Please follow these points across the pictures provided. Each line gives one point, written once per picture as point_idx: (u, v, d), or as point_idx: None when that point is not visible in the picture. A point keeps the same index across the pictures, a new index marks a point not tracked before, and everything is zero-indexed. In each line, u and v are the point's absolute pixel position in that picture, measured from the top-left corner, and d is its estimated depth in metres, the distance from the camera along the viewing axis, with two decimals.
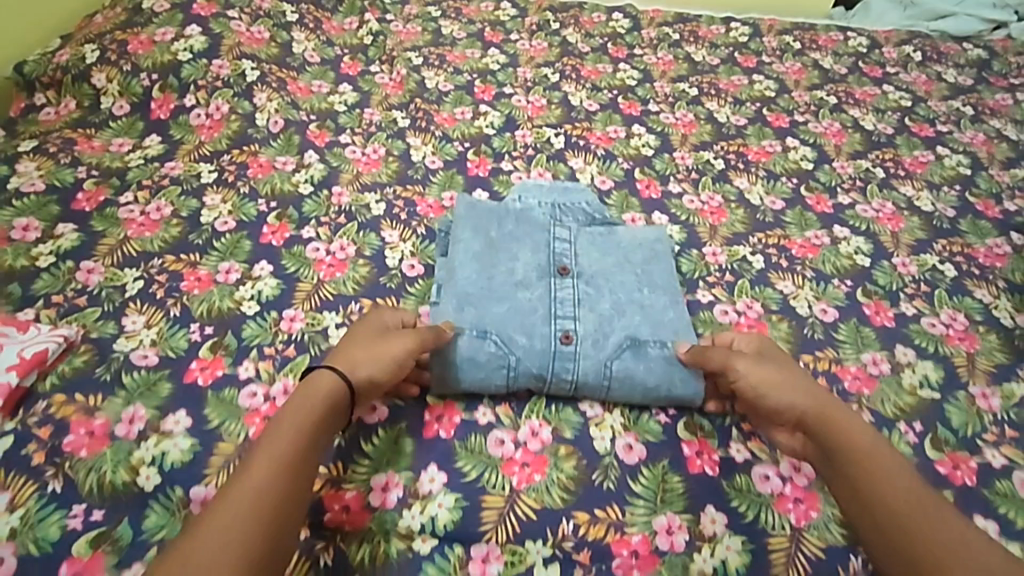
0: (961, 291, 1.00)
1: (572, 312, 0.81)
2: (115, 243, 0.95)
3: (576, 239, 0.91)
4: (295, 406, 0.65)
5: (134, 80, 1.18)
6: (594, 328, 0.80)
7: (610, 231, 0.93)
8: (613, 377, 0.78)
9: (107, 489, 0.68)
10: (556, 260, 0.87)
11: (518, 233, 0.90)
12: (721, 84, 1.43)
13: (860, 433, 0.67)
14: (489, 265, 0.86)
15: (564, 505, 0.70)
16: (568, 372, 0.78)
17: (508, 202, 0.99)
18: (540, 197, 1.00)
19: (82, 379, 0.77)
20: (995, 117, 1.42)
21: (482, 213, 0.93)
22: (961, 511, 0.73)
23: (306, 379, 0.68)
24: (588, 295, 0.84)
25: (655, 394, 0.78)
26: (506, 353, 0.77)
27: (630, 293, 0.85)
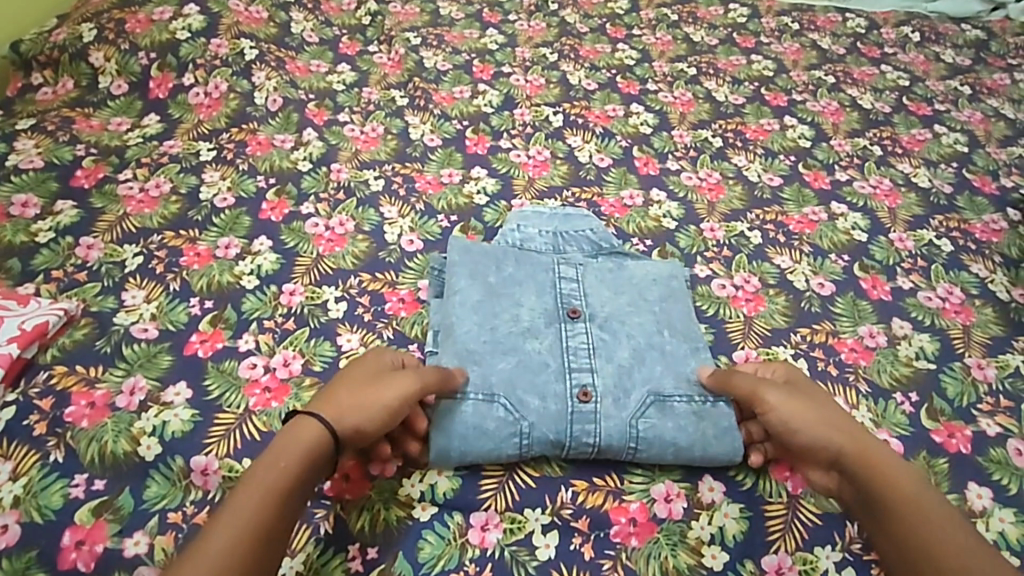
0: (958, 266, 1.01)
1: (589, 365, 0.75)
2: (115, 219, 0.95)
3: (584, 278, 0.83)
4: (278, 449, 0.62)
5: (131, 59, 1.18)
6: (613, 384, 0.74)
7: (620, 265, 0.86)
8: (639, 439, 0.71)
9: (109, 459, 0.69)
10: (564, 301, 0.81)
11: (522, 273, 0.83)
12: (720, 64, 1.43)
13: (905, 478, 0.65)
14: (491, 312, 0.79)
15: (563, 475, 0.71)
16: (587, 436, 0.71)
17: (507, 232, 0.93)
18: (540, 224, 0.93)
19: (83, 352, 0.77)
20: (993, 97, 1.42)
21: (478, 250, 0.85)
22: (957, 478, 0.74)
23: (293, 423, 0.65)
24: (602, 342, 0.77)
25: (688, 454, 0.71)
26: (518, 419, 0.71)
27: (647, 337, 0.78)
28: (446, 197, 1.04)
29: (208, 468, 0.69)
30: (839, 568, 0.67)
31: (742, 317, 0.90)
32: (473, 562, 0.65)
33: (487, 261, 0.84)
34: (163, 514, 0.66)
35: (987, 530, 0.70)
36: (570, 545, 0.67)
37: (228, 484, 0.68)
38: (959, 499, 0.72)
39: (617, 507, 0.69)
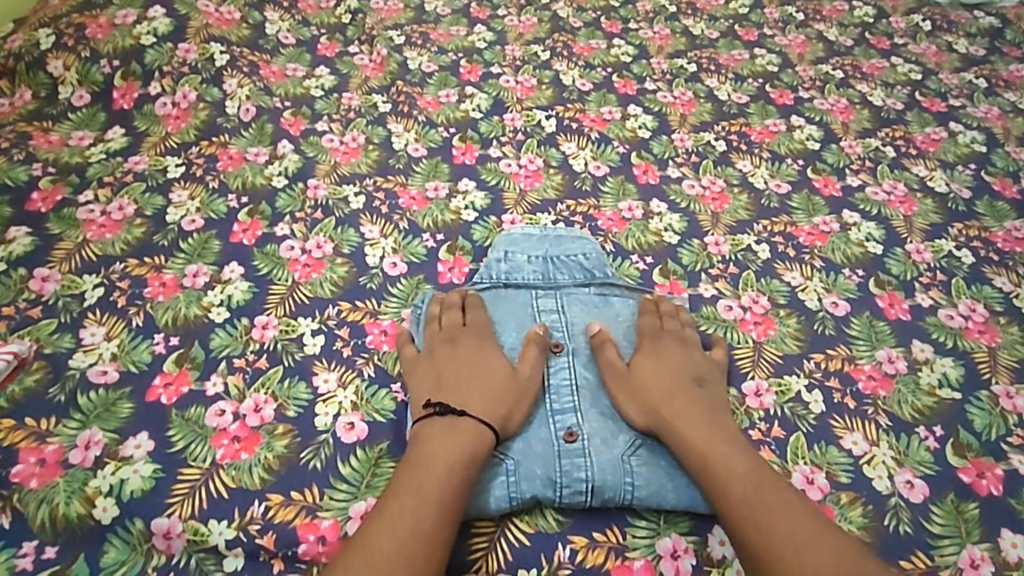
0: (980, 279, 0.94)
1: (573, 404, 0.72)
2: (73, 246, 0.88)
3: (567, 309, 0.80)
4: (447, 450, 0.63)
5: (93, 67, 1.10)
6: (600, 423, 0.70)
7: (605, 299, 0.82)
8: (635, 473, 0.67)
9: (60, 523, 0.63)
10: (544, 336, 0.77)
11: (500, 313, 0.80)
12: (721, 60, 1.35)
13: (699, 434, 0.66)
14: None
15: (559, 529, 0.65)
16: (580, 479, 0.66)
17: (493, 257, 0.86)
18: (530, 249, 0.87)
19: (34, 400, 0.71)
20: (1010, 90, 1.34)
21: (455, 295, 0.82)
22: (987, 524, 0.68)
23: (448, 429, 0.65)
24: (586, 380, 0.74)
25: (690, 493, 0.66)
26: (502, 458, 0.67)
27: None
28: (432, 214, 0.97)
29: (172, 531, 0.63)
30: None
31: (751, 342, 0.83)
32: None
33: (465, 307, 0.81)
34: None
35: None
36: None
37: (193, 549, 0.62)
38: (991, 549, 0.67)
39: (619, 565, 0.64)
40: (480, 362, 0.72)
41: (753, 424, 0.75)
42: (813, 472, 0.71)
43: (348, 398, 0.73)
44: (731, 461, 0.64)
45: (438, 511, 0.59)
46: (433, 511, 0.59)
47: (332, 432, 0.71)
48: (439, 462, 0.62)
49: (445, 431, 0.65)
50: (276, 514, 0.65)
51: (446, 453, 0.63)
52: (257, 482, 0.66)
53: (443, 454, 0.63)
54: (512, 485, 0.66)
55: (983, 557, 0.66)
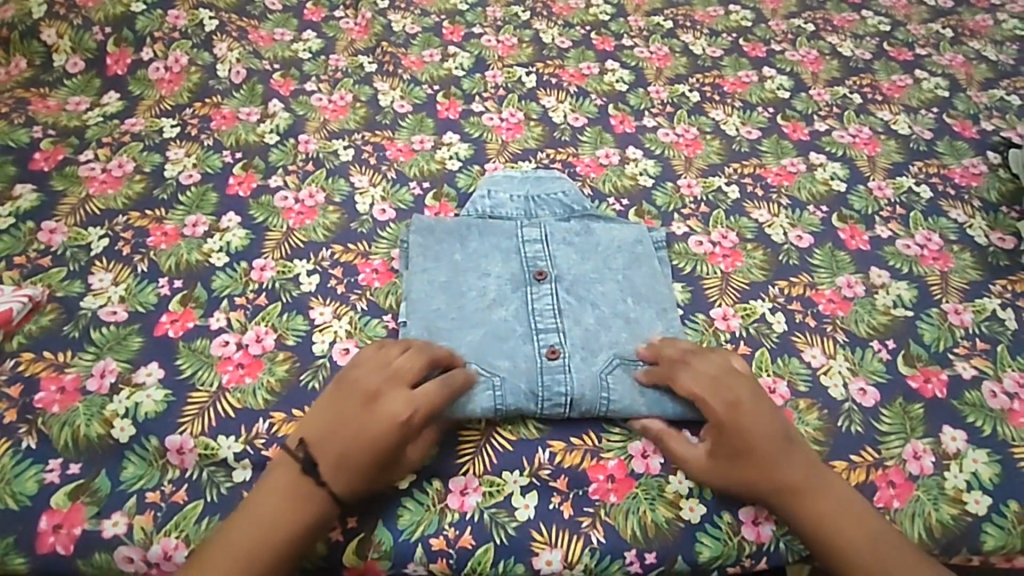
0: (937, 212, 1.00)
1: (555, 324, 0.76)
2: (77, 202, 0.92)
3: (550, 239, 0.84)
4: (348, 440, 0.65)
5: (86, 34, 1.14)
6: (581, 342, 0.75)
7: (586, 230, 0.86)
8: (613, 387, 0.72)
9: (82, 442, 0.68)
10: (529, 263, 0.82)
11: (486, 246, 0.83)
12: (697, 16, 1.39)
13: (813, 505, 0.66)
14: (452, 288, 0.79)
15: (541, 436, 0.71)
16: (561, 394, 0.72)
17: (477, 198, 0.92)
18: (512, 189, 0.92)
19: (50, 337, 0.76)
20: (975, 38, 1.39)
21: (441, 225, 0.85)
22: (931, 423, 0.75)
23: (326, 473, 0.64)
24: (566, 301, 0.78)
25: (660, 406, 0.72)
26: (488, 377, 0.72)
27: (613, 299, 0.79)
28: (418, 164, 1.02)
29: (184, 447, 0.69)
30: None
31: (719, 273, 0.89)
32: (452, 527, 0.66)
33: (450, 238, 0.84)
34: (141, 494, 0.66)
35: (959, 470, 0.72)
36: (550, 504, 0.68)
37: (205, 461, 0.68)
38: (932, 443, 0.74)
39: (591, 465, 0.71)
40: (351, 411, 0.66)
41: (720, 344, 0.81)
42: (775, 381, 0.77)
43: (343, 327, 0.79)
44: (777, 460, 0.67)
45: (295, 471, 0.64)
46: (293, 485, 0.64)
47: (328, 357, 0.76)
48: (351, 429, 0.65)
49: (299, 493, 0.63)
50: (280, 429, 0.71)
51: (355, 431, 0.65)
52: (261, 403, 0.72)
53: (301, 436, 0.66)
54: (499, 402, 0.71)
55: (924, 450, 0.73)
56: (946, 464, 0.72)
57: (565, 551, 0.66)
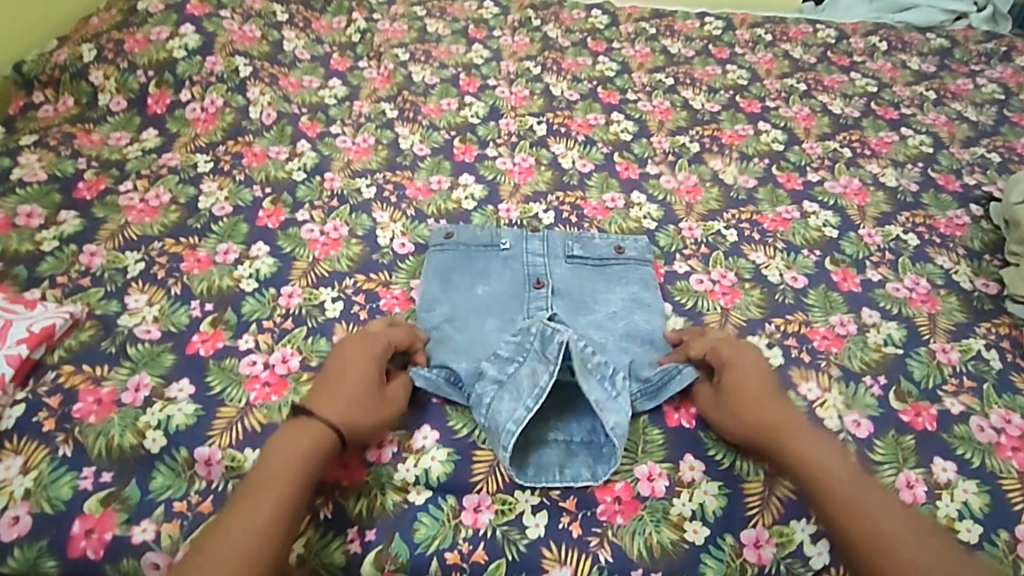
0: (924, 258, 1.06)
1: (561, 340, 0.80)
2: (116, 228, 0.98)
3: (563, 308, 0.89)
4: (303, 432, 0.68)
5: (130, 76, 1.22)
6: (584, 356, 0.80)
7: (600, 272, 0.95)
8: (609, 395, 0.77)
9: (116, 452, 0.72)
10: (531, 274, 0.93)
11: (504, 277, 0.93)
12: (696, 74, 1.50)
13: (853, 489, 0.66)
14: (466, 298, 0.90)
15: (557, 460, 0.74)
16: (552, 358, 0.76)
17: (501, 263, 0.95)
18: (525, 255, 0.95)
19: (88, 352, 0.80)
20: (956, 101, 1.50)
21: (468, 242, 0.97)
22: (923, 455, 0.78)
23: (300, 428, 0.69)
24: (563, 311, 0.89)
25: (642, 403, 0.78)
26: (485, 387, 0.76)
27: (609, 308, 0.90)
28: (436, 203, 1.08)
29: (212, 459, 0.72)
30: (813, 540, 0.70)
31: (719, 309, 0.94)
32: (466, 542, 0.69)
33: (461, 264, 0.95)
34: (169, 503, 0.69)
35: (951, 500, 0.75)
36: (559, 524, 0.71)
37: (231, 474, 0.72)
38: (924, 473, 0.77)
39: (599, 476, 0.73)
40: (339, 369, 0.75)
41: None
42: None
43: None
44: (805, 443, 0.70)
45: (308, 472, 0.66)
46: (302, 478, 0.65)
47: None
48: (297, 446, 0.67)
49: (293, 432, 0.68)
50: None
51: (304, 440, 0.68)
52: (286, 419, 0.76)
53: (292, 432, 0.68)
54: (497, 390, 0.75)
55: (917, 479, 0.76)
56: (938, 494, 0.75)
57: (574, 568, 0.69)
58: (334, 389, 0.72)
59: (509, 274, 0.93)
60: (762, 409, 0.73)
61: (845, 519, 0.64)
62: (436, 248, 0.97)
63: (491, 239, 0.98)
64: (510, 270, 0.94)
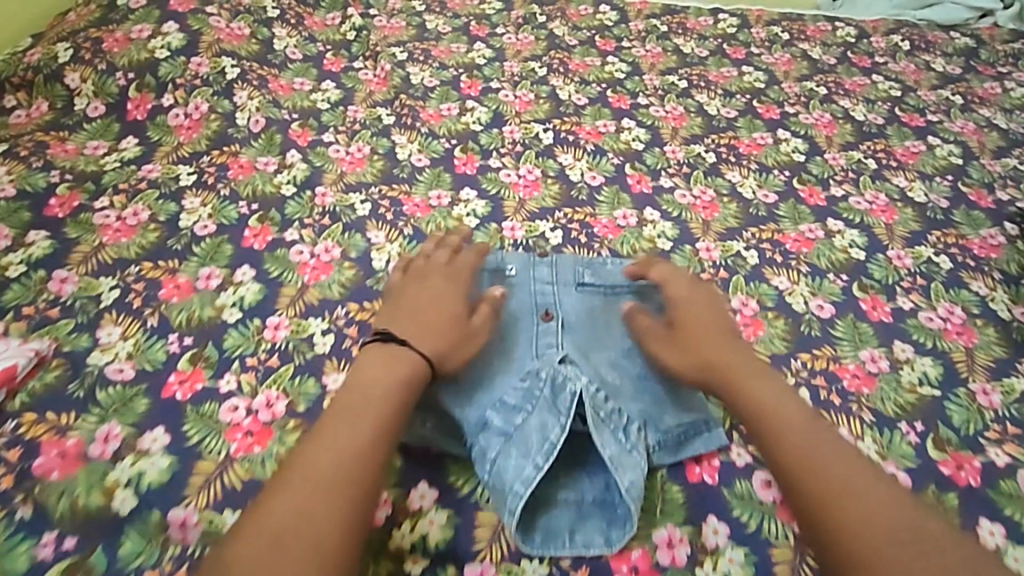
0: (958, 283, 0.99)
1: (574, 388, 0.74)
2: (90, 250, 0.91)
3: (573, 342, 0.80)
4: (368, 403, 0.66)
5: (109, 79, 1.14)
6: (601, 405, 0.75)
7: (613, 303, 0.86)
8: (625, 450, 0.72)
9: (81, 514, 0.65)
10: (539, 304, 0.84)
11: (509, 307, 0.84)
12: (711, 76, 1.42)
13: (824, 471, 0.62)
14: None
15: (567, 524, 0.68)
16: (564, 411, 0.71)
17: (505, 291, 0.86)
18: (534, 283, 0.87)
19: (54, 396, 0.73)
20: (985, 106, 1.42)
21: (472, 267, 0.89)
22: (967, 516, 0.72)
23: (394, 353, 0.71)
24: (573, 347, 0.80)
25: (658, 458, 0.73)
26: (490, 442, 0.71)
27: (624, 345, 0.82)
28: (435, 220, 1.01)
29: (188, 521, 0.65)
30: None
31: None
32: None
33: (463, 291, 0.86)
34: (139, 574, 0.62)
35: None
36: None
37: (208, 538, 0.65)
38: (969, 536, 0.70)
39: (613, 541, 0.67)
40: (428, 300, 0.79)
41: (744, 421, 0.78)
42: None
43: None
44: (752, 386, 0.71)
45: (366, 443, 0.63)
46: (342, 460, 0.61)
47: None
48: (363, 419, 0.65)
49: (385, 359, 0.70)
50: None
51: (385, 388, 0.68)
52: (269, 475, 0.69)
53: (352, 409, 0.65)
54: (504, 444, 0.70)
55: None
56: None
57: None
58: (426, 319, 0.76)
59: (515, 303, 0.85)
60: (712, 352, 0.76)
61: (819, 513, 0.60)
62: None
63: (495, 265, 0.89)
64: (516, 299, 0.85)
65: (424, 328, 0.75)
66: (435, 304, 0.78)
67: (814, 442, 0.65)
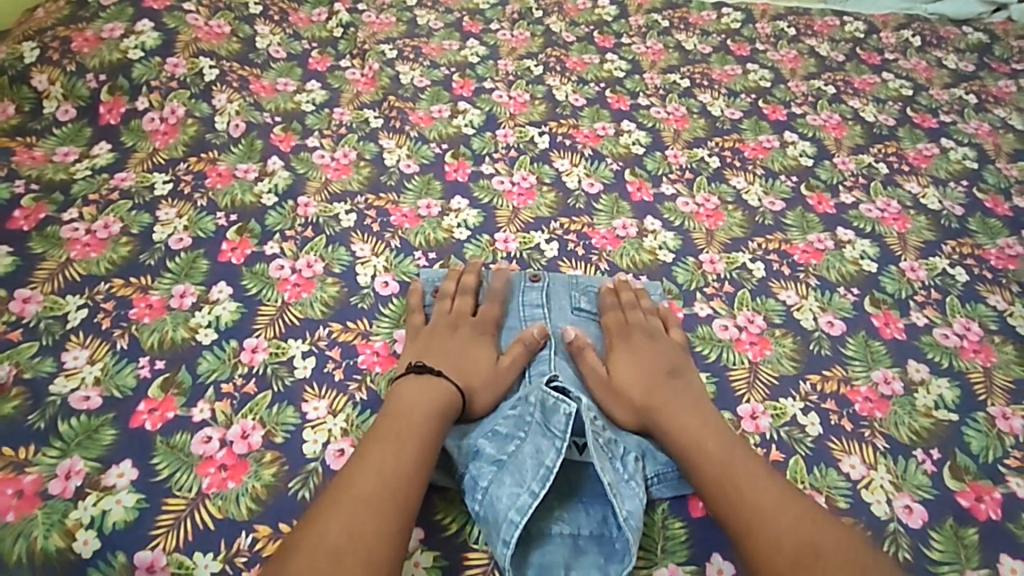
0: (974, 297, 0.94)
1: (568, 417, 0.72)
2: (56, 267, 0.86)
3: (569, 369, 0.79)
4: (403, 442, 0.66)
5: (79, 81, 1.08)
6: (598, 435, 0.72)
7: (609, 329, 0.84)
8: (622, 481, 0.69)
9: (38, 558, 0.60)
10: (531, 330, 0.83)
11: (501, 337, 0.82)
12: (714, 75, 1.36)
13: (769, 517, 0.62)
14: None
15: (563, 561, 0.65)
16: (559, 434, 0.68)
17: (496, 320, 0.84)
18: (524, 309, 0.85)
19: (13, 428, 0.69)
20: (999, 106, 1.36)
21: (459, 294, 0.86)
22: (987, 552, 0.67)
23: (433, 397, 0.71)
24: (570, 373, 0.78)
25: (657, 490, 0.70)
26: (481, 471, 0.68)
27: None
28: (424, 232, 0.96)
29: (155, 565, 0.61)
30: None
31: (747, 362, 0.83)
32: None
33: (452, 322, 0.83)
34: None
35: None
36: None
37: None
38: None
39: None
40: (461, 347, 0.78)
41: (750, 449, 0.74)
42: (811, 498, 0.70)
43: (338, 425, 0.72)
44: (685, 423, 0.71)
45: (404, 484, 0.62)
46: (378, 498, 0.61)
47: (320, 460, 0.69)
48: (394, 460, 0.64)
49: (423, 387, 0.71)
50: (264, 547, 0.63)
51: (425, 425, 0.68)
52: (243, 512, 0.65)
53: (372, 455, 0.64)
54: (496, 472, 0.67)
55: None
56: None
57: None
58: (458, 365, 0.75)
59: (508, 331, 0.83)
60: (645, 390, 0.74)
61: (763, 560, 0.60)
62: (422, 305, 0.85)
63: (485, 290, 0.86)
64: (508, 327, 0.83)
65: (464, 368, 0.75)
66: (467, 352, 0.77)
67: (750, 473, 0.66)
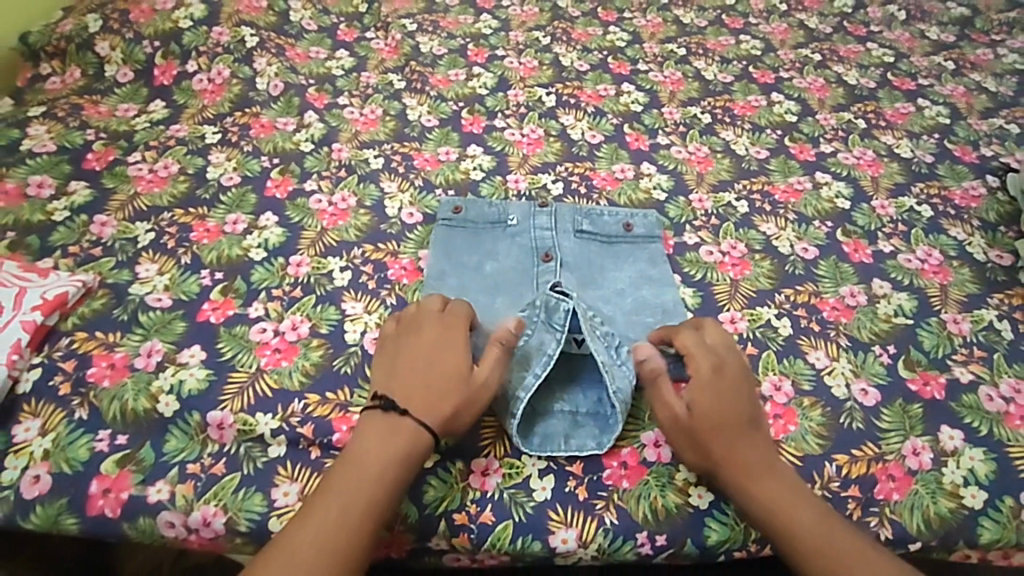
0: (937, 229, 1.05)
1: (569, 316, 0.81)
2: (126, 199, 0.99)
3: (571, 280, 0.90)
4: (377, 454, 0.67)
5: (136, 47, 1.21)
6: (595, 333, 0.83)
7: (608, 246, 0.95)
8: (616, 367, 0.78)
9: (130, 415, 0.73)
10: (539, 247, 0.93)
11: (512, 253, 0.93)
12: (709, 45, 1.47)
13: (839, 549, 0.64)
14: (476, 274, 0.90)
15: (562, 431, 0.74)
16: (559, 327, 0.77)
17: (508, 237, 0.95)
18: (534, 228, 0.95)
19: (101, 319, 0.81)
20: (976, 71, 1.46)
21: (476, 215, 0.97)
22: (930, 423, 0.78)
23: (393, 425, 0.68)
24: (571, 283, 0.90)
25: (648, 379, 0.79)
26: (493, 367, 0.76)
27: (616, 287, 0.90)
28: (444, 173, 1.08)
29: (224, 423, 0.73)
30: None
31: (729, 280, 0.94)
32: (474, 504, 0.71)
33: (469, 241, 0.95)
34: (182, 465, 0.71)
35: (957, 467, 0.75)
36: (565, 487, 0.72)
37: (243, 437, 0.73)
38: (931, 441, 0.77)
39: (604, 442, 0.74)
40: (429, 357, 0.73)
41: None
42: (780, 380, 0.81)
43: (373, 319, 0.84)
44: (768, 482, 0.68)
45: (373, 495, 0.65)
46: (365, 503, 0.64)
47: (360, 345, 0.81)
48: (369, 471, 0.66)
49: (385, 432, 0.68)
50: (314, 410, 0.75)
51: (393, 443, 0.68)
52: (296, 384, 0.77)
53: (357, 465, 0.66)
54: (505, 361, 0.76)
55: (923, 447, 0.77)
56: (944, 460, 0.76)
57: (580, 530, 0.70)
58: (426, 381, 0.71)
59: (518, 248, 0.94)
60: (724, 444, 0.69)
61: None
62: (444, 224, 0.97)
63: (500, 215, 0.97)
64: (519, 243, 0.94)
65: (431, 385, 0.70)
66: (436, 360, 0.72)
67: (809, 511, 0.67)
